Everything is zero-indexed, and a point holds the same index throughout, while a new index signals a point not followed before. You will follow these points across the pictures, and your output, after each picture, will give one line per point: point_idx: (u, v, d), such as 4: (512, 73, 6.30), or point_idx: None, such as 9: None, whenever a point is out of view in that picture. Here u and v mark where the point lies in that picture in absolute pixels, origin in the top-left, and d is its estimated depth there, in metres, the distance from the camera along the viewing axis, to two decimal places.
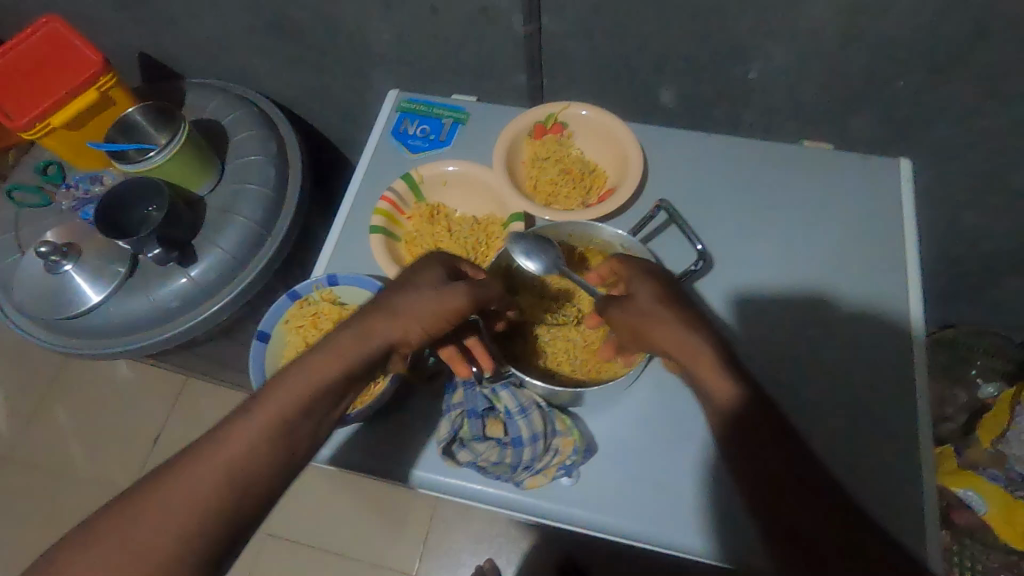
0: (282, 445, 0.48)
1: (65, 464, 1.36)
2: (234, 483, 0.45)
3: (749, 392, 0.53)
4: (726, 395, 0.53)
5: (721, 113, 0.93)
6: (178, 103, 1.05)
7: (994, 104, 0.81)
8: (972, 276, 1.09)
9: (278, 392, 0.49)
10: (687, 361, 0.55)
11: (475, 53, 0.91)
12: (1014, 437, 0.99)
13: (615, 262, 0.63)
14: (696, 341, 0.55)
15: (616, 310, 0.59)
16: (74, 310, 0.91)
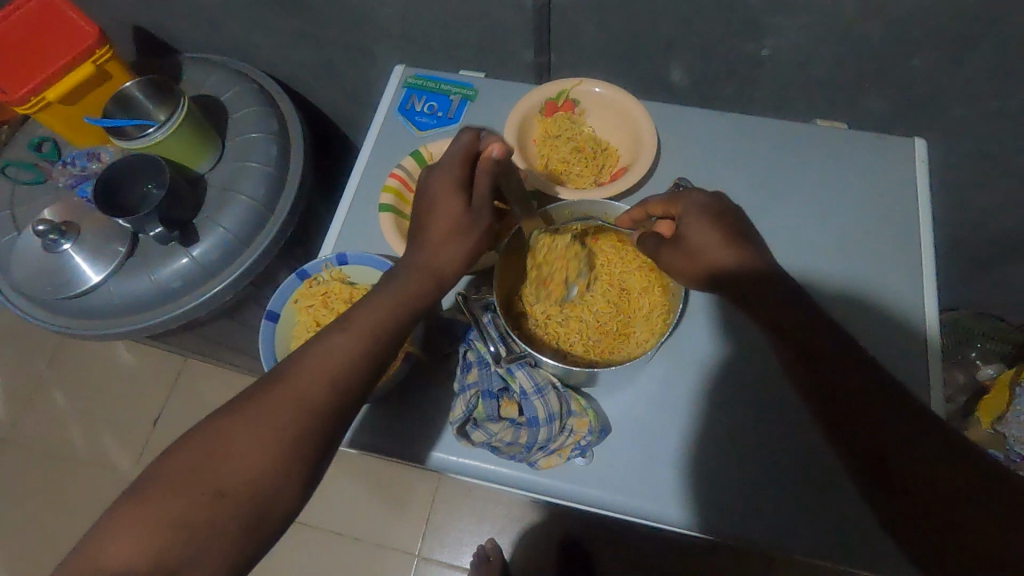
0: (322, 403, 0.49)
1: (66, 446, 1.35)
2: (279, 451, 0.46)
3: (821, 326, 0.53)
4: (798, 327, 0.53)
5: (732, 90, 0.91)
6: (175, 78, 1.02)
7: (1010, 84, 0.80)
8: (976, 258, 1.10)
9: (313, 364, 0.50)
10: (751, 297, 0.56)
11: (482, 27, 0.89)
12: (1012, 418, 0.95)
13: (668, 206, 0.61)
14: (762, 276, 0.56)
15: (671, 252, 0.60)
16: (73, 290, 0.89)
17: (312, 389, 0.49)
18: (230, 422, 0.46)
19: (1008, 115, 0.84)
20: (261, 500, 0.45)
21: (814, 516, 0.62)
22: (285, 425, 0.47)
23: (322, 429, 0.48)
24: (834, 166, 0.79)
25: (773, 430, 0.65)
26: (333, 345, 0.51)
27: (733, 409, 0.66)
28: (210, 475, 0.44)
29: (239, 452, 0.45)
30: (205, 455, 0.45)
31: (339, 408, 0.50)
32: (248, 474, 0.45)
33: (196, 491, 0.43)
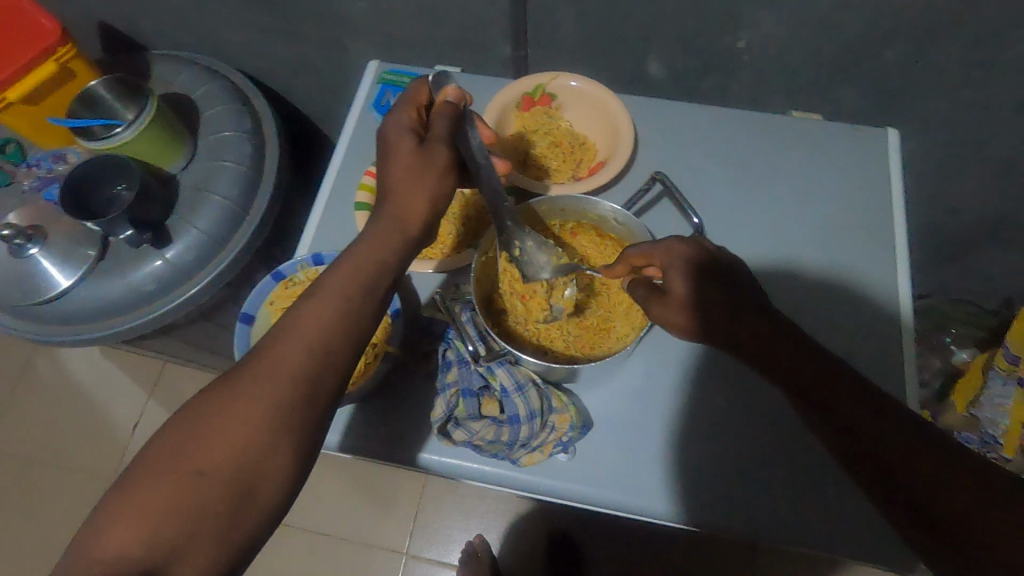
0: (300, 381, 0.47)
1: (42, 455, 1.32)
2: (264, 432, 0.45)
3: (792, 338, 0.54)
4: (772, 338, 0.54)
5: (709, 83, 0.91)
6: (143, 76, 0.99)
7: (979, 74, 0.81)
8: (949, 246, 1.11)
9: (293, 341, 0.48)
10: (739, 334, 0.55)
11: (458, 21, 0.88)
12: (984, 401, 0.97)
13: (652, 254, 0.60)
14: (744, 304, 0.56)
15: (659, 306, 0.59)
16: (42, 295, 0.87)
17: (296, 369, 0.47)
18: (213, 408, 0.45)
19: (978, 104, 0.85)
20: (248, 486, 0.44)
21: (792, 504, 0.63)
22: (269, 409, 0.45)
23: (310, 411, 0.47)
24: (809, 157, 0.80)
25: (752, 421, 0.66)
26: (315, 319, 0.49)
27: (712, 402, 0.67)
28: (195, 464, 0.43)
29: (223, 440, 0.44)
30: (188, 443, 0.44)
31: (326, 389, 0.48)
32: (233, 459, 0.44)
33: (176, 479, 0.42)
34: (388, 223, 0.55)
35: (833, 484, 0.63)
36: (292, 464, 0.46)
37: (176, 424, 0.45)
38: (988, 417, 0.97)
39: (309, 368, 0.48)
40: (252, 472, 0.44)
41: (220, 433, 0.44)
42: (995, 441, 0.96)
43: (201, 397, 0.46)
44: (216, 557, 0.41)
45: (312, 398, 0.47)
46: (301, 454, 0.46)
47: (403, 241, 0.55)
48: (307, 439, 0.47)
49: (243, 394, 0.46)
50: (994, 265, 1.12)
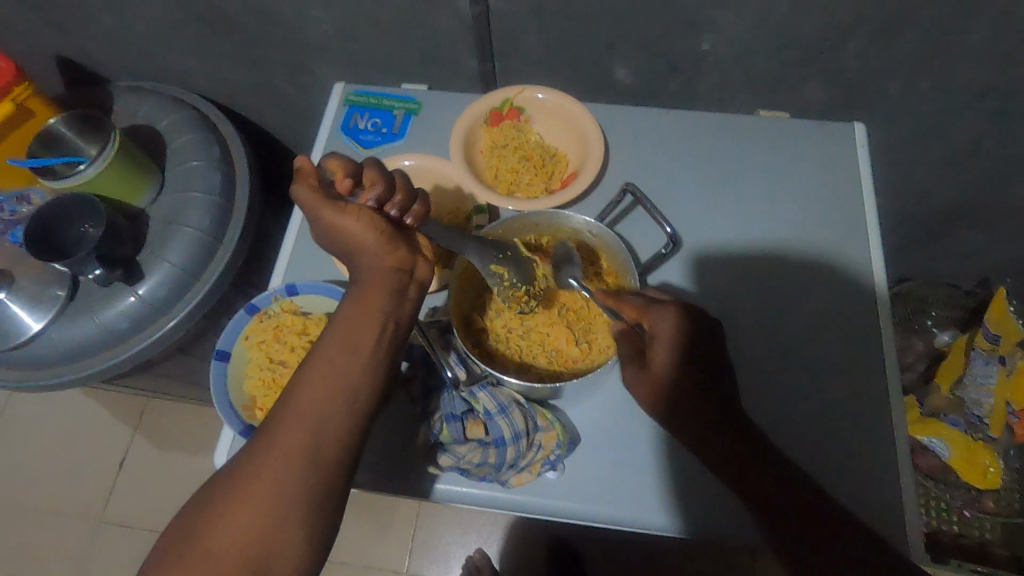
0: (307, 450, 0.48)
1: (27, 501, 1.29)
2: (271, 502, 0.46)
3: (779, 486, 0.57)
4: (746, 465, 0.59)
5: (677, 85, 0.92)
6: (105, 110, 0.97)
7: (938, 63, 0.82)
8: (924, 230, 1.13)
9: (295, 410, 0.49)
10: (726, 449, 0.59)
11: (422, 36, 0.87)
12: (969, 380, 0.98)
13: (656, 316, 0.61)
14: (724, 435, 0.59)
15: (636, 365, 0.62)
16: (13, 341, 0.85)
17: (298, 443, 0.48)
18: (222, 487, 0.46)
19: (938, 93, 0.86)
20: (263, 563, 0.45)
21: None
22: (275, 483, 0.46)
23: (320, 476, 0.48)
24: (781, 156, 0.80)
25: None
26: (314, 390, 0.50)
27: None
28: (208, 550, 0.44)
29: (232, 522, 0.45)
30: (202, 525, 0.45)
31: (333, 456, 0.48)
32: (243, 545, 0.44)
33: (191, 558, 0.44)
34: (371, 277, 0.54)
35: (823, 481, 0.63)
36: (304, 543, 0.46)
37: (193, 509, 0.47)
38: (973, 399, 0.99)
39: (311, 440, 0.48)
40: (263, 555, 0.45)
41: (230, 516, 0.45)
42: (982, 420, 0.99)
43: (214, 481, 0.48)
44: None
45: (317, 473, 0.47)
46: (313, 531, 0.47)
47: (389, 289, 0.54)
48: (317, 513, 0.47)
49: (250, 473, 0.47)
50: (968, 246, 1.13)
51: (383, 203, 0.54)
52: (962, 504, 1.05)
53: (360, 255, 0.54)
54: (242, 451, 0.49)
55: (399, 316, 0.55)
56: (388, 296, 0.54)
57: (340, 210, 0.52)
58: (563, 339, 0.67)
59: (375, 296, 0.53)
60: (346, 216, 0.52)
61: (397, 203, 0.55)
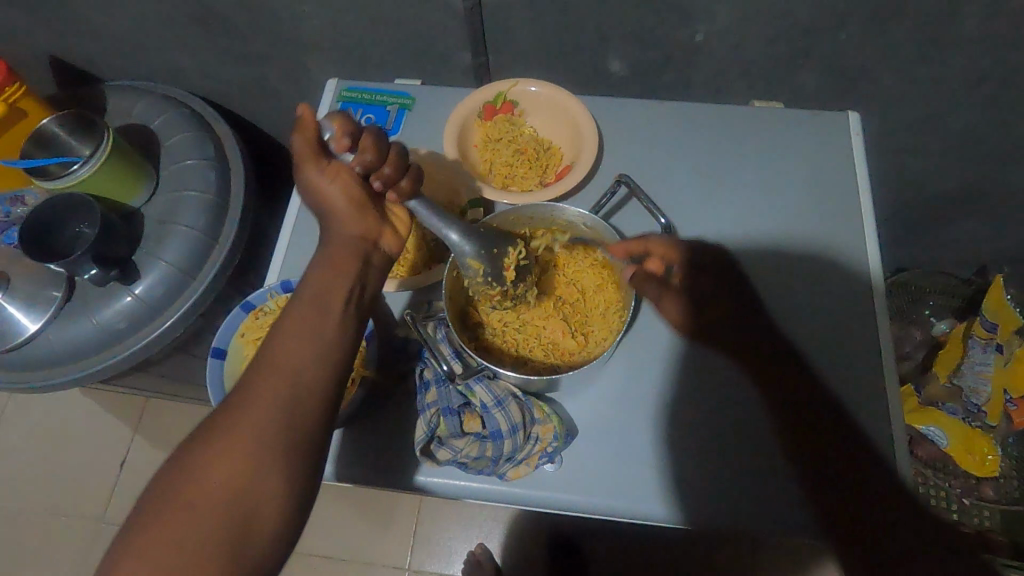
0: (286, 401, 0.48)
1: (29, 502, 1.29)
2: (255, 452, 0.46)
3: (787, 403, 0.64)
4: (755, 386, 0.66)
5: (671, 77, 0.91)
6: (98, 109, 0.97)
7: (933, 51, 0.81)
8: (921, 219, 1.12)
9: (274, 364, 0.50)
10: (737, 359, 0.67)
11: (416, 31, 0.87)
12: (966, 369, 0.99)
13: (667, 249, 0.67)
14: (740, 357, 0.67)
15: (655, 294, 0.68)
16: (10, 342, 0.85)
17: (273, 396, 0.48)
18: (203, 441, 0.47)
19: (932, 81, 0.86)
20: (249, 513, 0.45)
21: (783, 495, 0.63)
22: (255, 433, 0.47)
23: (300, 425, 0.48)
24: (776, 145, 0.80)
25: (732, 415, 0.66)
26: (291, 345, 0.51)
27: (695, 396, 0.67)
28: (189, 503, 0.44)
29: (211, 475, 0.45)
30: (185, 478, 0.45)
31: (311, 406, 0.49)
32: (223, 497, 0.45)
33: (177, 509, 0.44)
34: (338, 242, 0.56)
35: None
36: (285, 493, 0.46)
37: (168, 471, 0.46)
38: (971, 388, 0.98)
39: (289, 394, 0.49)
40: (244, 504, 0.45)
41: (215, 467, 0.45)
42: (980, 409, 0.99)
43: (189, 441, 0.48)
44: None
45: (299, 423, 0.48)
46: (294, 482, 0.47)
47: (353, 253, 0.56)
48: (297, 464, 0.47)
49: (226, 429, 0.47)
50: (965, 234, 1.13)
51: (371, 171, 0.56)
52: (960, 493, 1.04)
53: (329, 217, 0.56)
54: (222, 407, 0.49)
55: (364, 281, 0.56)
56: (353, 261, 0.55)
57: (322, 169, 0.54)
58: (557, 331, 0.67)
59: (342, 260, 0.55)
60: (328, 177, 0.55)
61: (385, 175, 0.56)
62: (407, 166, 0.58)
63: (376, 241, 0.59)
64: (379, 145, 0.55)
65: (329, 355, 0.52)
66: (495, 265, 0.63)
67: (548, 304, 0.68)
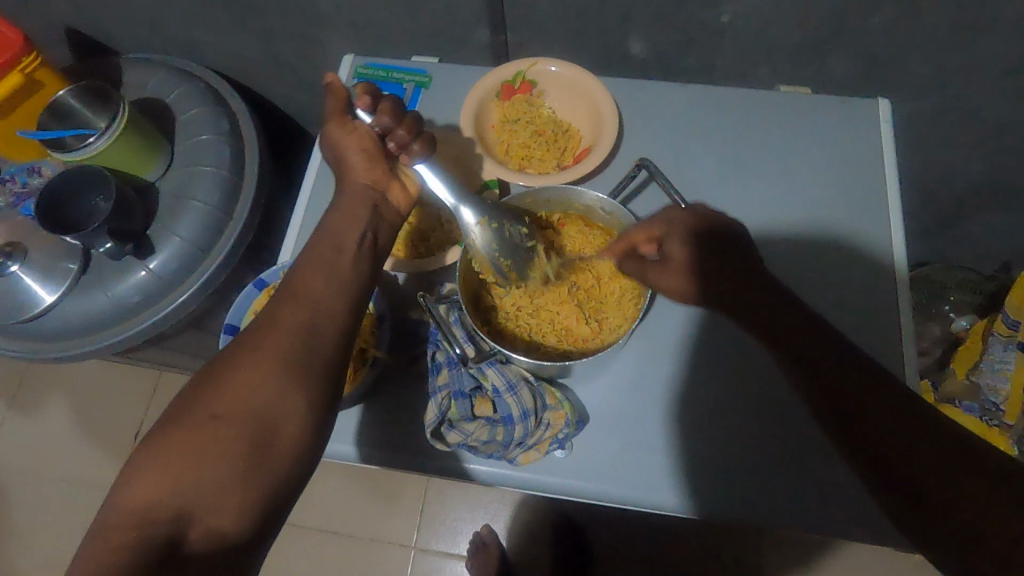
0: (301, 329, 0.49)
1: (46, 469, 1.32)
2: (274, 374, 0.47)
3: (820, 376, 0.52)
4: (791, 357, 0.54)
5: (694, 59, 0.89)
6: (113, 81, 0.97)
7: (970, 38, 0.78)
8: (945, 212, 1.10)
9: (295, 295, 0.51)
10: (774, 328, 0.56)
11: (434, 7, 0.85)
12: (986, 366, 0.97)
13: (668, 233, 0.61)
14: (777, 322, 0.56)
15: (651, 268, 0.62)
16: (27, 313, 0.86)
17: (295, 321, 0.49)
18: (222, 365, 0.47)
19: (967, 70, 0.83)
20: (267, 432, 0.45)
21: (795, 488, 0.62)
22: (273, 356, 0.47)
23: (317, 354, 0.49)
24: (801, 131, 0.77)
25: (746, 407, 0.65)
26: (311, 281, 0.52)
27: (707, 385, 0.66)
28: (213, 415, 0.45)
29: (233, 392, 0.46)
30: (204, 398, 0.46)
31: (328, 336, 0.50)
32: (246, 411, 0.45)
33: (196, 422, 0.44)
34: (353, 193, 0.60)
35: (835, 463, 0.63)
36: (305, 411, 0.47)
37: (192, 387, 0.47)
38: (989, 384, 0.97)
39: (305, 323, 0.50)
40: (267, 416, 0.45)
41: (234, 387, 0.46)
42: (998, 407, 0.96)
43: (211, 362, 0.48)
44: (243, 504, 0.43)
45: (316, 351, 0.49)
46: (312, 401, 0.47)
47: (365, 201, 0.59)
48: (317, 386, 0.48)
49: (245, 354, 0.47)
50: (990, 229, 1.10)
51: (387, 133, 0.61)
52: None
53: (347, 170, 0.61)
54: (239, 337, 0.49)
55: (376, 228, 0.59)
56: (366, 209, 0.59)
57: (346, 126, 0.60)
58: (571, 315, 0.66)
59: (356, 208, 0.59)
60: (347, 133, 0.60)
61: (397, 136, 0.61)
62: (420, 133, 0.62)
63: (382, 195, 0.61)
64: (395, 111, 0.61)
65: (347, 285, 0.54)
66: (505, 243, 0.63)
67: (563, 288, 0.67)
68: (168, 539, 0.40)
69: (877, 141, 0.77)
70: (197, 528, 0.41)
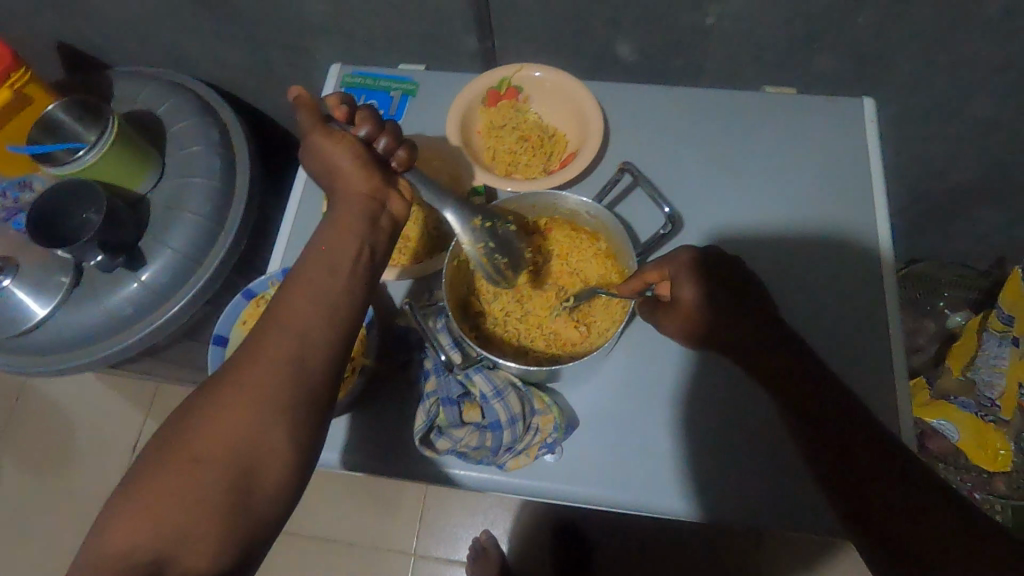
0: (289, 360, 0.48)
1: (44, 482, 1.32)
2: (259, 408, 0.46)
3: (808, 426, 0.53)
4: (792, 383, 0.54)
5: (681, 62, 0.89)
6: (102, 95, 0.97)
7: (953, 36, 0.79)
8: (937, 209, 1.10)
9: (285, 323, 0.50)
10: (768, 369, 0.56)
11: (422, 15, 0.86)
12: (982, 361, 0.97)
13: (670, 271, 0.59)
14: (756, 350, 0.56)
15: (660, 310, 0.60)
16: (19, 327, 0.86)
17: (281, 352, 0.48)
18: (205, 401, 0.47)
19: (953, 68, 0.83)
20: (250, 468, 0.45)
21: (789, 490, 0.62)
22: (258, 390, 0.47)
23: (306, 384, 0.48)
24: (787, 131, 0.78)
25: (736, 407, 0.65)
26: (299, 307, 0.51)
27: (697, 385, 0.66)
28: (194, 453, 0.45)
29: (216, 428, 0.45)
30: (186, 435, 0.45)
31: (316, 366, 0.49)
32: (228, 447, 0.45)
33: (178, 461, 0.44)
34: None
35: None
36: (290, 443, 0.47)
37: (176, 421, 0.47)
38: (986, 380, 0.97)
39: (293, 353, 0.49)
40: (251, 452, 0.45)
41: (217, 424, 0.46)
42: (993, 402, 0.96)
43: (197, 394, 0.48)
44: (223, 543, 0.43)
45: (304, 381, 0.48)
46: (298, 433, 0.47)
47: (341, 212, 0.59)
48: (298, 419, 0.47)
49: (230, 388, 0.47)
50: (983, 224, 1.10)
51: (372, 140, 0.60)
52: (972, 487, 1.02)
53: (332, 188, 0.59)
54: (225, 371, 0.49)
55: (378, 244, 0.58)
56: None
57: (331, 135, 0.57)
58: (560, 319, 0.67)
59: (350, 221, 0.56)
60: (335, 141, 0.57)
61: (383, 144, 0.60)
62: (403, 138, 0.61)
63: (380, 203, 0.58)
64: (374, 119, 0.60)
65: None
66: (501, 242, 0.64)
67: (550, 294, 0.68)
68: None
69: (863, 139, 0.77)
70: (178, 569, 0.41)
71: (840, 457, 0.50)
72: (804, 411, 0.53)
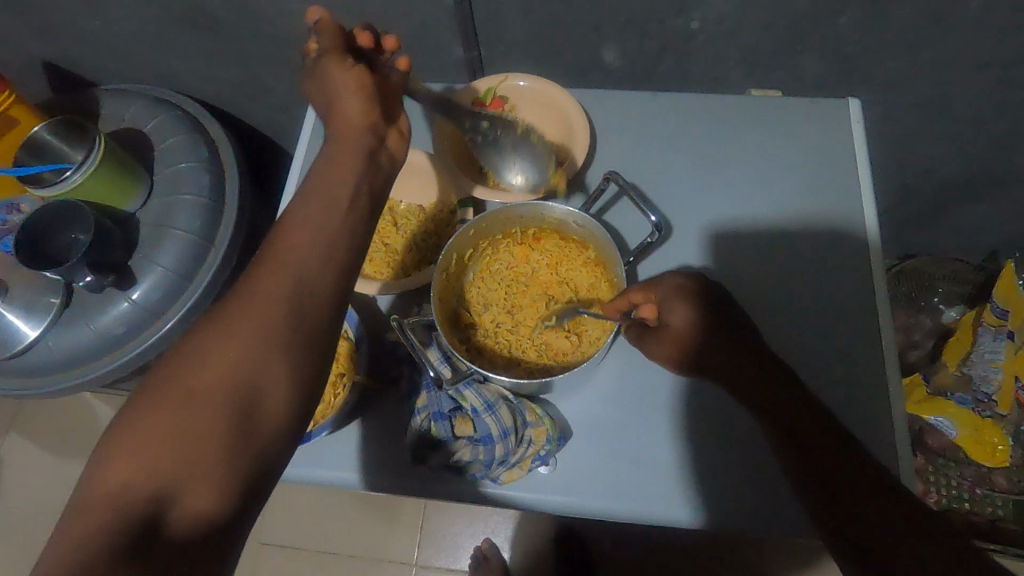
0: (288, 295, 0.46)
1: (42, 502, 1.31)
2: (259, 341, 0.43)
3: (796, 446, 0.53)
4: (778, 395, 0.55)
5: (668, 66, 0.89)
6: (89, 114, 0.97)
7: (937, 34, 0.79)
8: (928, 205, 1.10)
9: (282, 262, 0.47)
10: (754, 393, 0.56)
11: (407, 26, 0.86)
12: (976, 358, 0.97)
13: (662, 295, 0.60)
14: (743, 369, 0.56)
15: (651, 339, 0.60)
16: (10, 349, 0.86)
17: (281, 287, 0.46)
18: (200, 339, 0.44)
19: (938, 65, 0.84)
20: (252, 402, 0.42)
21: (785, 494, 0.61)
22: (257, 322, 0.44)
23: (308, 319, 0.46)
24: (774, 133, 0.78)
25: (730, 411, 0.65)
26: (297, 245, 0.48)
27: (691, 391, 0.66)
28: (192, 388, 0.41)
29: (213, 362, 0.42)
30: (180, 373, 0.42)
31: (317, 302, 0.47)
32: (227, 380, 0.42)
33: (174, 398, 0.41)
34: None
35: None
36: (295, 377, 0.44)
37: (168, 361, 0.43)
38: (981, 375, 0.97)
39: (293, 287, 0.46)
40: (253, 383, 0.42)
41: (215, 357, 0.43)
42: (990, 397, 0.97)
43: (189, 331, 0.45)
44: (227, 480, 0.40)
45: (305, 317, 0.46)
46: (301, 368, 0.44)
47: None
48: (301, 352, 0.45)
49: (227, 320, 0.44)
50: (974, 219, 1.10)
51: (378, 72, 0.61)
52: (971, 483, 1.02)
53: None
54: (219, 308, 0.46)
55: None
56: None
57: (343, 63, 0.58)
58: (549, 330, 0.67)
59: (348, 162, 0.56)
60: (346, 70, 0.58)
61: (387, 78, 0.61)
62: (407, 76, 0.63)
63: (380, 142, 0.59)
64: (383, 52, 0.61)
65: None
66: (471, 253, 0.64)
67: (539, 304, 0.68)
68: (146, 525, 0.37)
69: (850, 139, 0.77)
70: (180, 508, 0.38)
71: (827, 468, 0.50)
72: (794, 418, 0.53)
